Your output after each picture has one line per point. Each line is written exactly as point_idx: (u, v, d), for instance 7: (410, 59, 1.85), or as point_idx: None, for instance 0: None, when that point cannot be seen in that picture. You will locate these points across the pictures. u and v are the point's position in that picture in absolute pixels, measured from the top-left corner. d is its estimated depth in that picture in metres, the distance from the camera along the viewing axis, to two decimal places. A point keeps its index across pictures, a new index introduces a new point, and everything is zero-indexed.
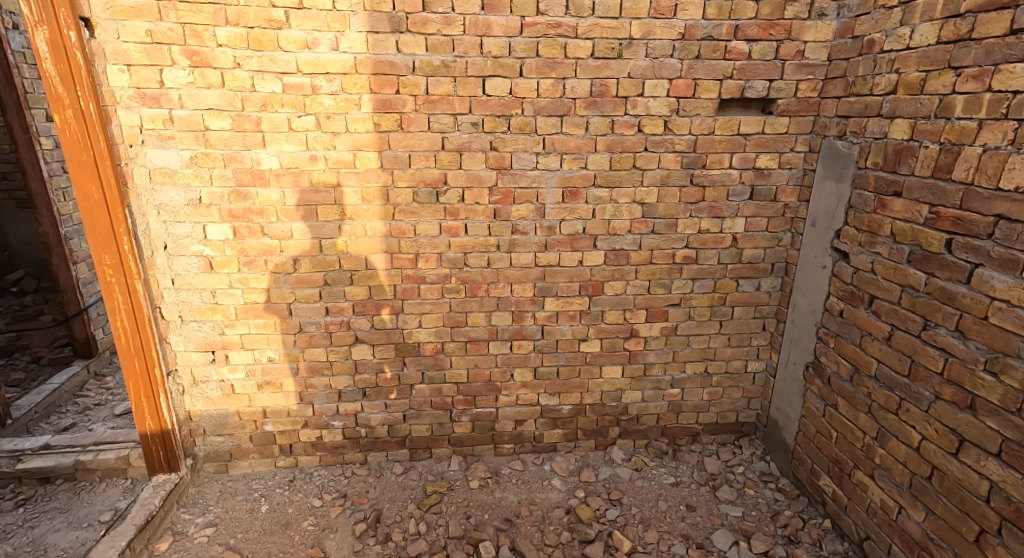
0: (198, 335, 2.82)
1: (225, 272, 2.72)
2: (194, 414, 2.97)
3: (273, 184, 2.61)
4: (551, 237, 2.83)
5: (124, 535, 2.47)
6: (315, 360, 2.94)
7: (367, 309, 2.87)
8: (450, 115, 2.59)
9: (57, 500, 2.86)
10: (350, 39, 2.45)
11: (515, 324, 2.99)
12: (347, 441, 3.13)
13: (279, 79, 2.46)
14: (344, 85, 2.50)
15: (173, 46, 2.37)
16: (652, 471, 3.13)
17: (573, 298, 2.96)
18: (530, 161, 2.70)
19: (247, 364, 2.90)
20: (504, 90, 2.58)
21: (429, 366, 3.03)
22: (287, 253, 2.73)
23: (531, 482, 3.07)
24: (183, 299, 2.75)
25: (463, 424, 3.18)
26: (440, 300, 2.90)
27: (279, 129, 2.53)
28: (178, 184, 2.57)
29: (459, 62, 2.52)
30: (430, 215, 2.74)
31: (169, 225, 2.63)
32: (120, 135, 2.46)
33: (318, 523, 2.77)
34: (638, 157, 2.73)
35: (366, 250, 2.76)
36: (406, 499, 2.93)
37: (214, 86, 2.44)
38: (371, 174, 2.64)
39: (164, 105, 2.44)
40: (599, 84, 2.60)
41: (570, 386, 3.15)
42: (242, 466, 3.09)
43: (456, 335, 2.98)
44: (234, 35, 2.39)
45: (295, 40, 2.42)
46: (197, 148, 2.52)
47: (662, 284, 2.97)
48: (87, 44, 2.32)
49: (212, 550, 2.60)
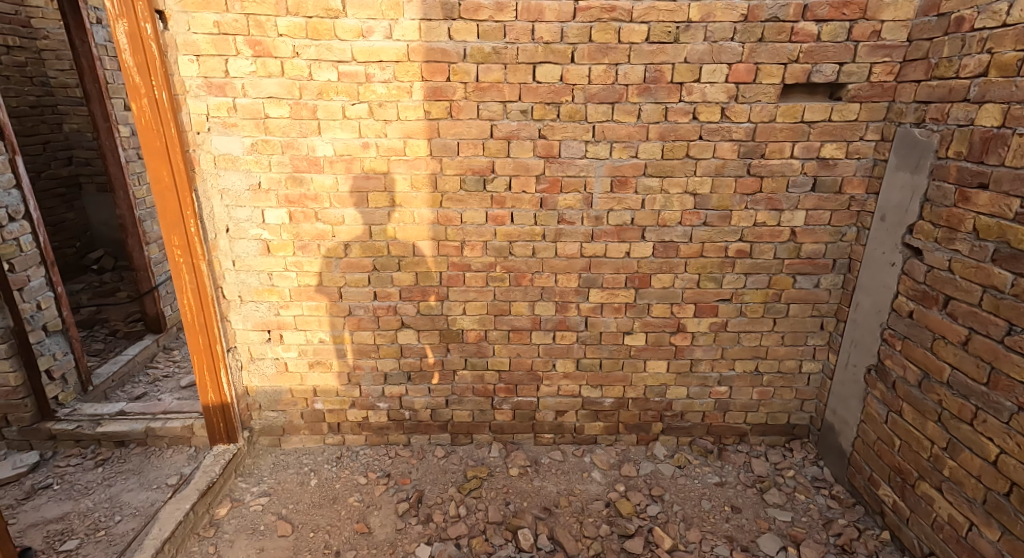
0: (255, 314, 2.95)
1: (281, 255, 2.83)
2: (251, 389, 3.13)
3: (327, 171, 2.69)
4: (598, 228, 2.79)
5: (188, 498, 2.64)
6: (362, 343, 3.03)
7: (413, 295, 2.93)
8: (499, 102, 2.58)
9: (130, 463, 3.09)
10: (403, 27, 2.47)
11: (558, 315, 2.97)
12: (391, 422, 3.22)
13: (335, 67, 2.52)
14: (397, 73, 2.53)
15: (237, 36, 2.47)
16: (695, 469, 3.06)
17: (619, 290, 2.91)
18: (579, 150, 2.66)
19: (299, 344, 3.02)
20: (555, 77, 2.54)
21: (471, 353, 3.07)
22: (339, 238, 2.81)
23: (571, 473, 3.06)
24: (243, 280, 2.88)
25: (504, 412, 3.20)
26: (485, 287, 2.91)
27: (333, 117, 2.60)
28: (240, 169, 2.68)
29: (510, 49, 2.50)
30: (477, 204, 2.75)
31: (231, 209, 2.76)
32: (188, 123, 2.59)
33: (364, 499, 2.87)
34: (691, 145, 2.64)
35: (414, 236, 2.81)
36: (447, 482, 2.99)
37: (274, 74, 2.53)
38: (420, 162, 2.68)
39: (228, 93, 2.55)
40: (653, 69, 2.52)
41: (612, 379, 3.12)
42: (294, 441, 3.24)
43: (499, 324, 3.00)
44: (294, 25, 2.46)
45: (350, 29, 2.47)
46: (257, 135, 2.62)
47: (713, 278, 2.87)
48: (161, 35, 2.45)
49: (266, 518, 2.74)
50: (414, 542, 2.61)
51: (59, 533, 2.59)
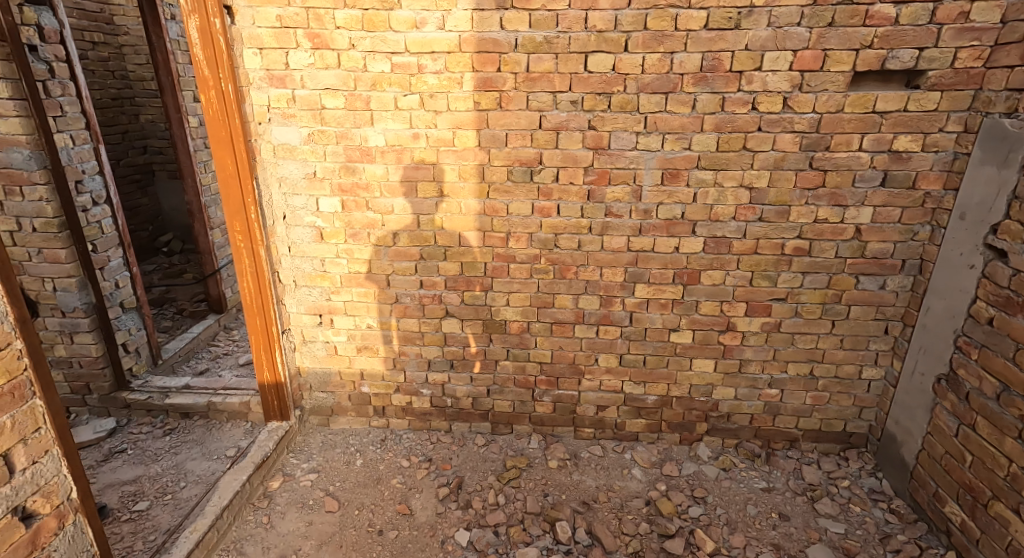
0: (308, 298, 3.07)
1: (334, 242, 2.93)
2: (303, 369, 3.26)
3: (378, 161, 2.75)
4: (646, 221, 2.72)
5: (244, 470, 2.80)
6: (408, 330, 3.10)
7: (458, 285, 2.97)
8: (549, 93, 2.56)
9: (194, 433, 3.31)
10: (456, 17, 2.48)
11: (603, 309, 2.93)
12: (434, 409, 3.28)
13: (388, 59, 2.57)
14: (449, 64, 2.55)
15: (298, 29, 2.56)
16: (741, 473, 2.96)
17: (666, 286, 2.84)
18: (629, 141, 2.60)
19: (349, 329, 3.12)
20: (607, 66, 2.48)
21: (514, 345, 3.08)
22: (388, 227, 2.88)
23: (611, 469, 3.04)
24: (298, 265, 3.00)
25: (545, 404, 3.21)
26: (529, 279, 2.91)
27: (386, 108, 2.65)
28: (297, 158, 2.79)
29: (562, 38, 2.46)
30: (524, 195, 2.75)
31: (288, 197, 2.87)
32: (251, 114, 2.71)
33: (406, 482, 2.95)
34: (749, 137, 2.52)
35: (460, 227, 2.84)
36: (486, 470, 3.03)
37: (331, 66, 2.60)
38: (468, 153, 2.69)
39: (288, 85, 2.65)
40: (711, 57, 2.42)
41: (656, 377, 3.05)
42: (341, 422, 3.37)
43: (542, 316, 2.99)
44: (351, 17, 2.52)
45: (404, 20, 2.50)
46: (314, 126, 2.71)
47: (767, 276, 2.75)
48: (228, 30, 2.57)
49: (315, 493, 2.87)
50: (454, 527, 2.66)
51: (132, 494, 2.80)
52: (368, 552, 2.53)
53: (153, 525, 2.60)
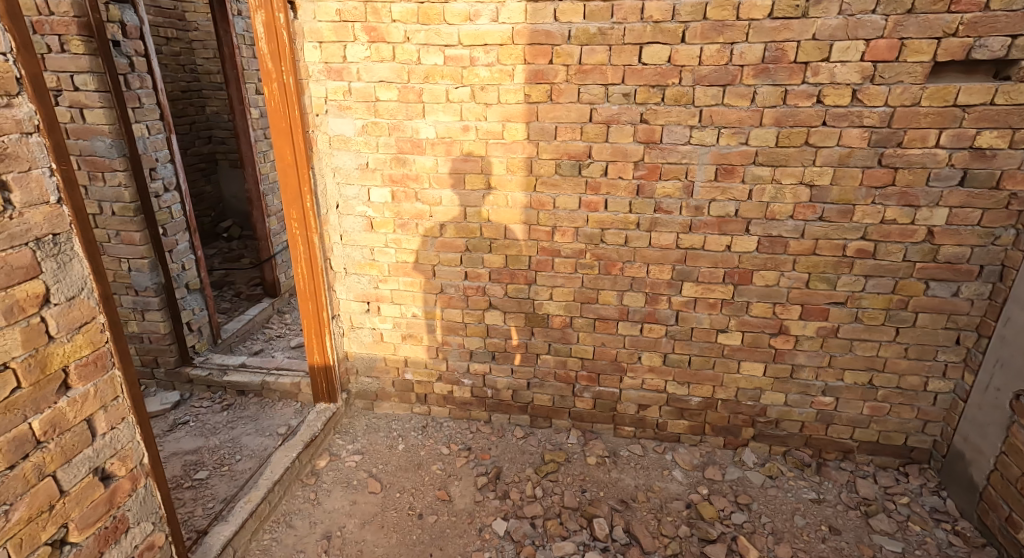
0: (357, 286, 3.17)
1: (383, 232, 3.01)
2: (350, 354, 3.38)
3: (428, 153, 2.79)
4: (697, 218, 2.65)
5: (294, 448, 2.93)
6: (451, 320, 3.15)
7: (502, 277, 2.99)
8: (601, 85, 2.52)
9: (249, 410, 3.49)
10: (509, 10, 2.48)
11: (648, 307, 2.88)
12: (474, 399, 3.33)
13: (441, 52, 2.59)
14: (501, 56, 2.55)
15: (356, 23, 2.62)
16: (789, 482, 2.85)
17: (715, 285, 2.76)
18: (682, 135, 2.53)
19: (395, 317, 3.20)
20: (662, 58, 2.42)
21: (556, 339, 3.07)
22: (436, 219, 2.92)
23: (651, 469, 2.99)
24: (348, 254, 3.10)
25: (585, 400, 3.19)
26: (573, 274, 2.89)
27: (437, 100, 2.69)
28: (351, 149, 2.87)
29: (617, 29, 2.42)
30: (571, 189, 2.73)
31: (341, 187, 2.96)
32: (310, 106, 2.82)
33: (445, 469, 3.01)
34: (812, 132, 2.40)
35: (506, 219, 2.85)
36: (524, 462, 3.05)
37: (386, 59, 2.65)
38: (517, 145, 2.70)
39: (344, 78, 2.73)
40: (774, 48, 2.32)
41: (701, 378, 2.98)
42: (385, 407, 3.47)
43: (585, 312, 2.97)
44: (407, 11, 2.56)
45: (459, 13, 2.52)
46: (368, 118, 2.78)
47: (825, 279, 2.62)
48: (291, 24, 2.66)
49: (359, 474, 2.97)
50: (491, 516, 2.70)
51: (193, 463, 2.99)
52: (408, 534, 2.60)
53: (211, 494, 2.77)
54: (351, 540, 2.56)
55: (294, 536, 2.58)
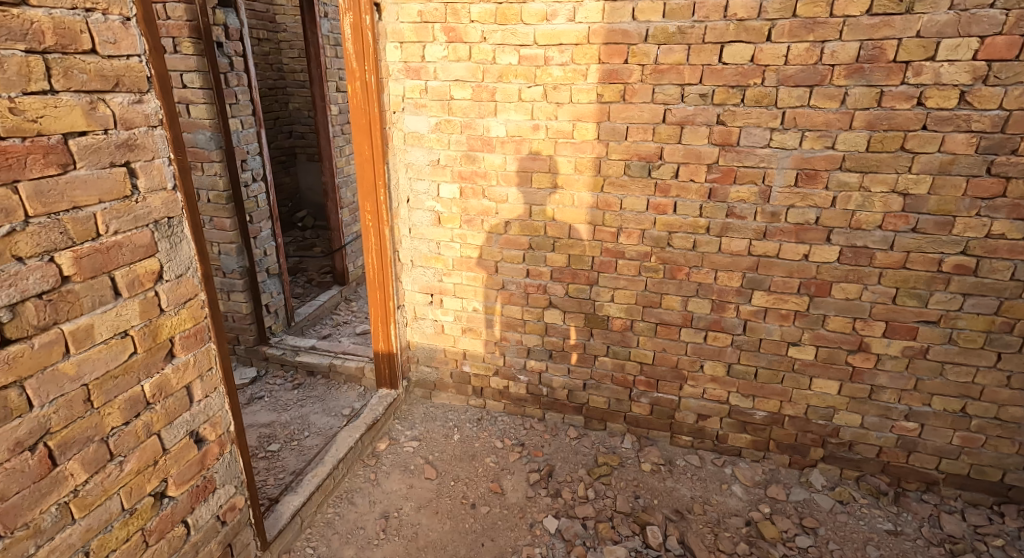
0: (422, 278, 3.27)
1: (450, 227, 3.09)
2: (412, 343, 3.50)
3: (497, 150, 2.84)
4: (772, 225, 2.54)
5: (358, 429, 3.08)
6: (511, 316, 3.19)
7: (563, 276, 2.99)
8: (677, 85, 2.46)
9: (317, 390, 3.70)
10: (587, 9, 2.47)
11: (714, 314, 2.79)
12: (529, 395, 3.36)
13: (516, 51, 2.63)
14: (575, 56, 2.56)
15: (436, 24, 2.71)
16: (861, 509, 2.68)
17: (789, 296, 2.63)
18: (762, 138, 2.43)
19: (456, 310, 3.29)
20: (745, 57, 2.33)
21: (614, 342, 3.04)
22: (501, 216, 2.97)
23: (708, 481, 2.90)
24: (416, 246, 3.21)
25: (642, 406, 3.13)
26: (637, 277, 2.85)
27: (509, 99, 2.72)
28: (424, 146, 2.97)
29: (697, 28, 2.35)
30: (639, 190, 2.69)
31: (413, 182, 3.07)
32: (388, 104, 2.94)
33: (499, 462, 3.06)
34: (910, 136, 2.24)
35: (571, 219, 2.85)
36: (577, 462, 3.05)
37: (463, 59, 2.73)
38: (586, 145, 2.69)
39: (422, 77, 2.83)
40: (871, 46, 2.17)
41: (768, 392, 2.85)
42: (442, 397, 3.57)
43: (647, 316, 2.92)
44: (485, 12, 2.62)
45: (536, 13, 2.55)
46: (442, 116, 2.87)
47: (915, 295, 2.44)
48: (376, 26, 2.79)
49: (416, 460, 3.09)
50: (543, 513, 2.72)
51: (267, 436, 3.22)
52: (461, 522, 2.67)
53: (282, 466, 2.96)
54: (407, 522, 2.67)
55: (355, 513, 2.72)
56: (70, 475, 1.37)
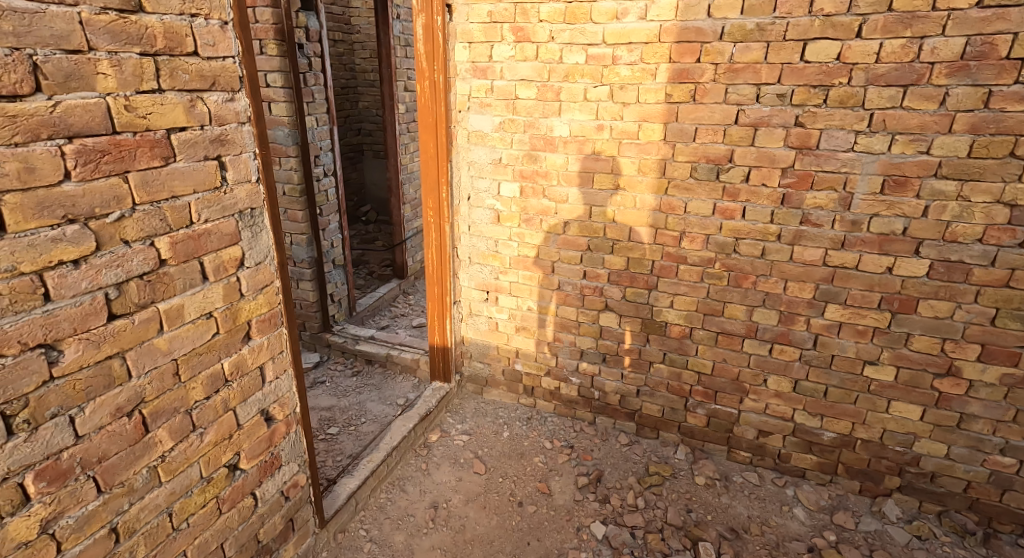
0: (479, 275, 3.31)
1: (508, 225, 3.12)
2: (466, 339, 3.55)
3: (560, 150, 2.83)
4: (852, 234, 2.37)
5: (411, 419, 3.17)
6: (565, 317, 3.17)
7: (621, 279, 2.94)
8: (753, 85, 2.35)
9: (374, 379, 3.84)
10: (659, 7, 2.41)
11: (781, 326, 2.65)
12: (580, 398, 3.33)
13: (584, 50, 2.60)
14: (644, 55, 2.50)
15: (505, 24, 2.73)
16: (942, 547, 2.46)
17: (868, 311, 2.45)
18: (845, 141, 2.28)
19: (511, 308, 3.31)
20: (830, 55, 2.19)
21: (672, 349, 2.95)
22: (561, 216, 2.96)
23: (768, 501, 2.76)
24: (474, 243, 3.25)
25: (698, 417, 3.03)
26: (698, 283, 2.76)
27: (575, 99, 2.70)
28: (487, 145, 3.00)
29: (778, 24, 2.24)
30: (706, 194, 2.59)
31: (474, 180, 3.11)
32: (454, 103, 2.99)
33: (547, 463, 3.05)
34: (1022, 142, 2.03)
35: (632, 221, 2.79)
36: (627, 470, 2.99)
37: (530, 58, 2.73)
38: (651, 146, 2.63)
39: (489, 76, 2.86)
40: (979, 42, 1.99)
41: (839, 412, 2.68)
42: (493, 393, 3.60)
43: (708, 324, 2.81)
44: (554, 11, 2.61)
45: (606, 11, 2.51)
46: (506, 115, 2.89)
47: (1019, 317, 2.21)
48: (447, 26, 2.85)
49: (466, 454, 3.14)
50: (590, 518, 2.69)
51: (327, 419, 3.38)
52: (508, 519, 2.68)
53: (340, 448, 3.10)
54: (455, 514, 2.71)
55: (406, 500, 2.80)
56: (159, 441, 1.50)
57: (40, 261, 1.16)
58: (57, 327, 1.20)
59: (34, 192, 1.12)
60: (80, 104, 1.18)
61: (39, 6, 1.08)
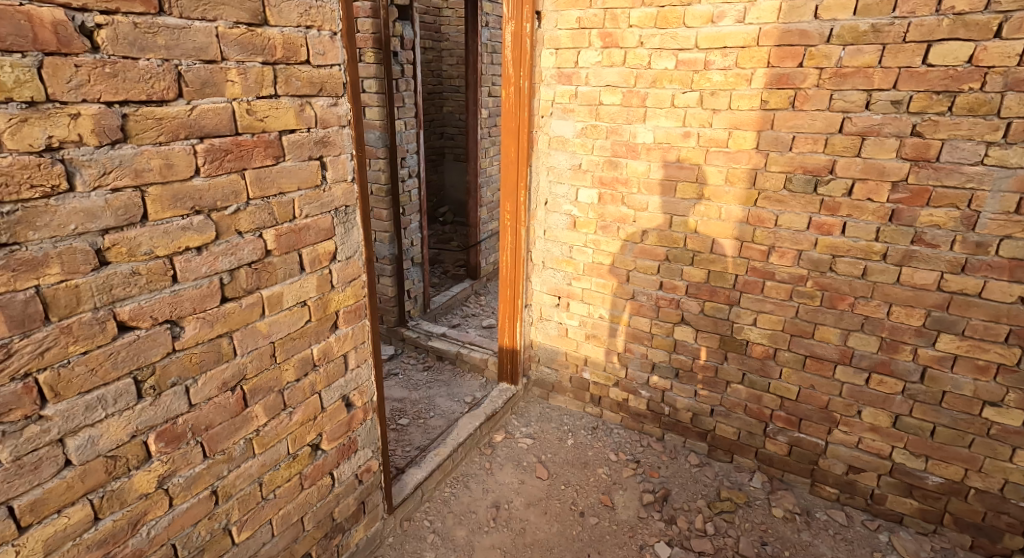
0: (552, 280, 3.31)
1: (584, 232, 3.09)
2: (535, 343, 3.56)
3: (642, 157, 2.77)
4: (975, 258, 2.13)
5: (478, 418, 3.22)
6: (638, 328, 3.09)
7: (700, 293, 2.82)
8: (863, 91, 2.17)
9: (443, 375, 3.96)
10: (760, 9, 2.30)
11: (882, 354, 2.42)
12: (649, 412, 3.23)
13: (675, 55, 2.53)
14: (740, 59, 2.39)
15: (593, 30, 2.72)
16: None
17: (991, 344, 2.19)
18: (972, 153, 2.05)
19: (582, 315, 3.27)
20: (959, 58, 1.98)
21: (752, 370, 2.79)
22: (639, 224, 2.89)
23: (856, 545, 2.52)
24: (549, 248, 3.26)
25: (778, 444, 2.83)
26: (787, 302, 2.58)
27: (661, 105, 2.64)
28: (567, 150, 3.00)
29: (897, 25, 2.05)
30: (800, 207, 2.43)
31: (553, 185, 3.12)
32: (537, 108, 3.02)
33: (611, 475, 2.99)
34: None
35: (716, 232, 2.67)
36: (696, 492, 2.85)
37: (616, 64, 2.70)
38: (742, 155, 2.50)
39: (574, 82, 2.86)
40: None
41: (949, 455, 2.40)
42: (559, 400, 3.58)
43: (795, 346, 2.63)
44: (646, 16, 2.57)
45: (701, 15, 2.43)
46: (588, 121, 2.87)
47: None
48: (536, 33, 2.88)
49: (529, 457, 3.14)
50: (654, 537, 2.60)
51: (398, 410, 3.52)
52: (569, 528, 2.66)
53: (408, 440, 3.22)
54: (516, 516, 2.73)
55: (469, 497, 2.85)
56: (255, 416, 1.64)
57: (172, 246, 1.31)
58: (180, 305, 1.35)
59: (170, 185, 1.27)
60: (211, 108, 1.32)
61: (186, 22, 1.23)
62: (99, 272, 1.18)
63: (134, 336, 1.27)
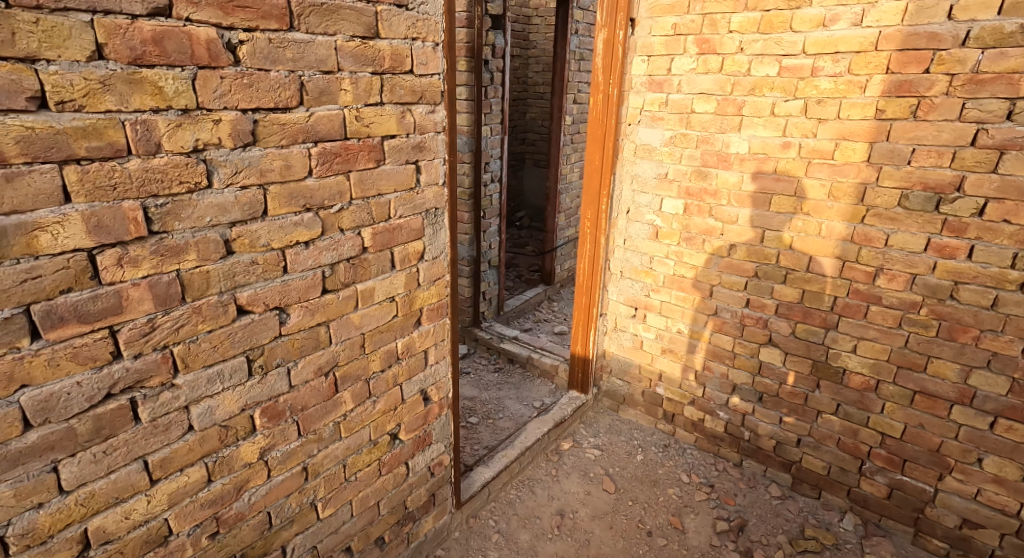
0: (629, 290, 3.24)
1: (667, 243, 2.99)
2: (607, 353, 3.49)
3: (735, 168, 2.64)
4: None
5: (546, 423, 3.22)
6: (720, 346, 2.95)
7: (791, 313, 2.64)
8: (1004, 99, 1.93)
9: (513, 378, 3.99)
10: (881, 10, 2.11)
11: (1012, 397, 2.14)
12: (727, 436, 3.06)
13: (778, 62, 2.39)
14: (853, 66, 2.21)
15: (689, 36, 2.64)
16: None
17: None
18: None
19: (659, 328, 3.17)
20: None
21: (850, 401, 2.56)
22: (726, 237, 2.76)
23: None
24: (627, 258, 3.18)
25: (876, 485, 2.58)
26: (895, 330, 2.35)
27: (760, 113, 2.50)
28: (653, 159, 2.93)
29: None
30: (916, 226, 2.20)
31: (636, 194, 3.05)
32: (624, 116, 2.98)
33: (682, 497, 2.87)
34: None
35: (814, 250, 2.49)
36: (777, 526, 2.66)
37: (712, 71, 2.60)
38: (849, 168, 2.31)
39: (665, 89, 2.79)
40: None
41: None
42: (630, 413, 3.49)
43: (903, 379, 2.38)
44: (748, 20, 2.45)
45: (810, 19, 2.29)
46: (678, 129, 2.79)
47: None
48: (628, 40, 2.84)
49: (597, 469, 3.09)
50: None
51: (468, 408, 3.60)
52: (636, 546, 2.58)
53: (477, 438, 3.28)
54: (581, 527, 2.69)
55: (534, 502, 2.85)
56: (344, 401, 1.75)
57: (285, 240, 1.43)
58: (288, 294, 1.48)
59: (287, 184, 1.40)
60: (326, 115, 1.43)
61: (311, 37, 1.35)
62: (225, 260, 1.32)
63: (250, 319, 1.41)
